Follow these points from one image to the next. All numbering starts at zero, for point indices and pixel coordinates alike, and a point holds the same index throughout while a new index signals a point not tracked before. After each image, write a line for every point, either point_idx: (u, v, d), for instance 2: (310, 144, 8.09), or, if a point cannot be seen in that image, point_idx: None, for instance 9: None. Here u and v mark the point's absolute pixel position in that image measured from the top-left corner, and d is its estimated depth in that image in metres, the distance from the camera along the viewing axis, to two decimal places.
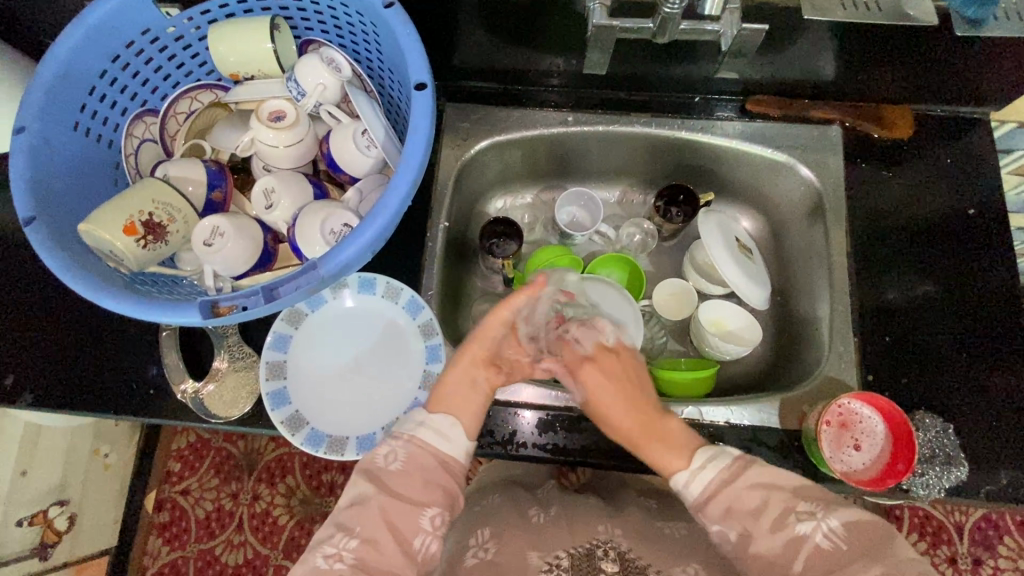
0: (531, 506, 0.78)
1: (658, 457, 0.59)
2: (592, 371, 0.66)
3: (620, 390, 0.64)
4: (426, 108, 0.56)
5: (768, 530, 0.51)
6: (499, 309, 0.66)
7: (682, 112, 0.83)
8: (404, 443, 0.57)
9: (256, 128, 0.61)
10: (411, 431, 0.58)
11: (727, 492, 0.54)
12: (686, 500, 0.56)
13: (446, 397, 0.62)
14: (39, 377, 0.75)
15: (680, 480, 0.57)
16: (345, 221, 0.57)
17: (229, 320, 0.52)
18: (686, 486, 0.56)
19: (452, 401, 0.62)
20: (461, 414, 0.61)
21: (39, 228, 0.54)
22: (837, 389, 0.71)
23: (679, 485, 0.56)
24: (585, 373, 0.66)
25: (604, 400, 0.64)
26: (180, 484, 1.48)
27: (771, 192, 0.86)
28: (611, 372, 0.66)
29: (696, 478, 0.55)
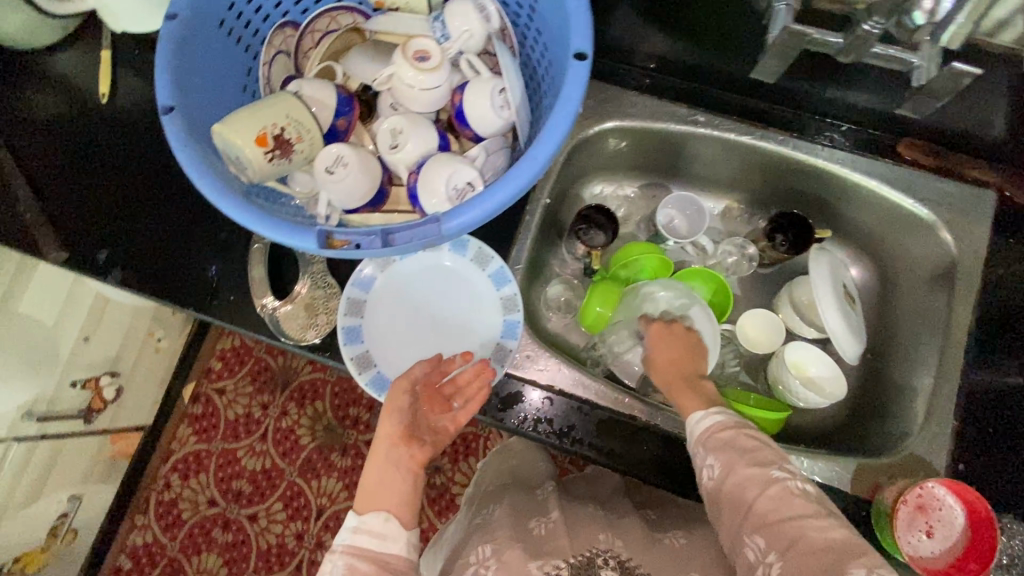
0: (532, 518, 0.77)
1: (685, 403, 0.66)
2: (666, 333, 0.74)
3: (678, 355, 0.72)
4: (579, 84, 0.52)
5: (748, 464, 0.55)
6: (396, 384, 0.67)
7: (824, 138, 0.76)
8: (339, 558, 0.56)
9: (398, 64, 0.59)
10: (346, 540, 0.57)
11: (728, 430, 0.59)
12: (692, 435, 0.61)
13: (365, 491, 0.62)
14: (133, 259, 0.78)
15: (691, 423, 0.62)
16: (468, 179, 0.55)
17: (340, 254, 0.52)
18: (698, 420, 0.62)
19: (371, 496, 0.61)
20: (387, 501, 0.61)
21: (176, 119, 0.54)
22: (919, 468, 0.67)
23: (691, 422, 0.62)
24: (658, 330, 0.74)
25: (657, 351, 0.73)
26: (219, 383, 1.55)
27: (894, 244, 0.80)
28: (682, 339, 0.73)
29: (703, 422, 0.61)
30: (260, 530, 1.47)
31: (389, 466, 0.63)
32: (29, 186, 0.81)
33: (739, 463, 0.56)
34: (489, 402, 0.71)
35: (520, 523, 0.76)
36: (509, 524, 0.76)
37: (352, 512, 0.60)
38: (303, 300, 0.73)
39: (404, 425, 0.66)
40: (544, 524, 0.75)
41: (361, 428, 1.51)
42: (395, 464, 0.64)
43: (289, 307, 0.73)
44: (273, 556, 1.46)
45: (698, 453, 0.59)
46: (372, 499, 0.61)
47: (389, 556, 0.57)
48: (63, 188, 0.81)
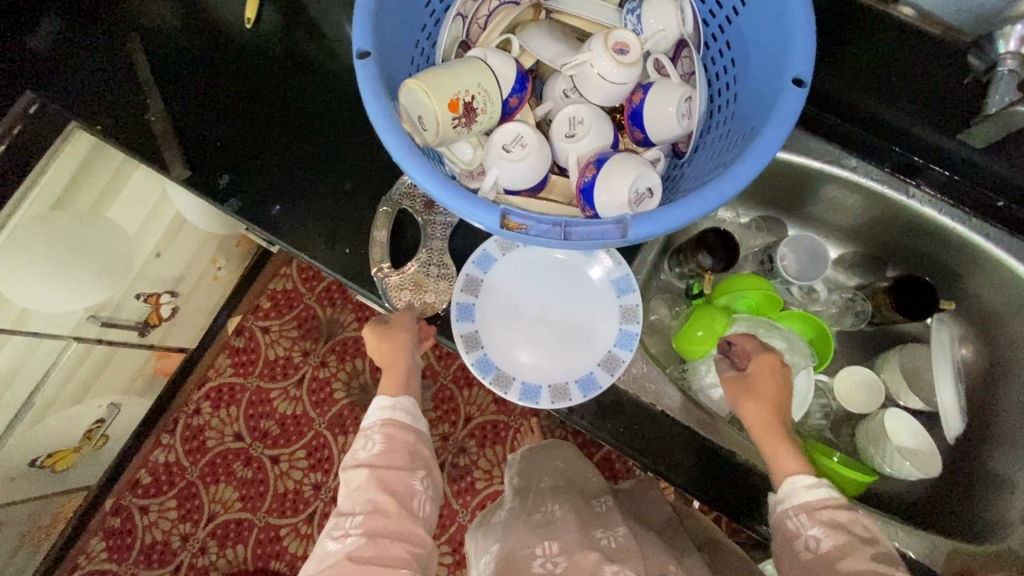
0: (599, 528, 0.84)
1: (779, 459, 0.62)
2: (767, 370, 0.67)
3: (768, 400, 0.66)
4: (793, 110, 0.50)
5: (863, 557, 0.54)
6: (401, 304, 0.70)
7: (974, 210, 0.74)
8: (378, 435, 0.64)
9: (595, 51, 0.56)
10: (390, 417, 0.65)
11: (840, 509, 0.57)
12: (790, 499, 0.59)
13: (391, 377, 0.67)
14: (251, 191, 0.77)
15: (791, 486, 0.60)
16: (649, 184, 0.53)
17: (513, 237, 0.50)
18: (798, 487, 0.59)
19: (393, 382, 0.67)
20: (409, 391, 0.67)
21: (370, 65, 0.52)
22: (1012, 564, 0.65)
23: (794, 488, 0.59)
24: (762, 362, 0.68)
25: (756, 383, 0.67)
26: (265, 321, 1.55)
27: (1017, 334, 0.76)
28: (777, 377, 0.67)
29: (812, 492, 0.59)
30: (280, 473, 1.48)
31: (406, 362, 0.68)
32: (161, 98, 0.80)
33: (856, 554, 0.54)
34: (590, 407, 0.70)
35: (587, 530, 0.83)
36: (577, 528, 0.84)
37: (383, 393, 0.67)
38: (416, 275, 0.72)
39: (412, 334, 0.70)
40: (612, 537, 0.82)
41: None
42: (410, 357, 0.69)
43: (400, 278, 0.72)
44: (288, 500, 1.47)
45: (798, 520, 0.58)
46: (397, 387, 0.67)
47: (421, 428, 0.66)
48: (195, 106, 0.80)
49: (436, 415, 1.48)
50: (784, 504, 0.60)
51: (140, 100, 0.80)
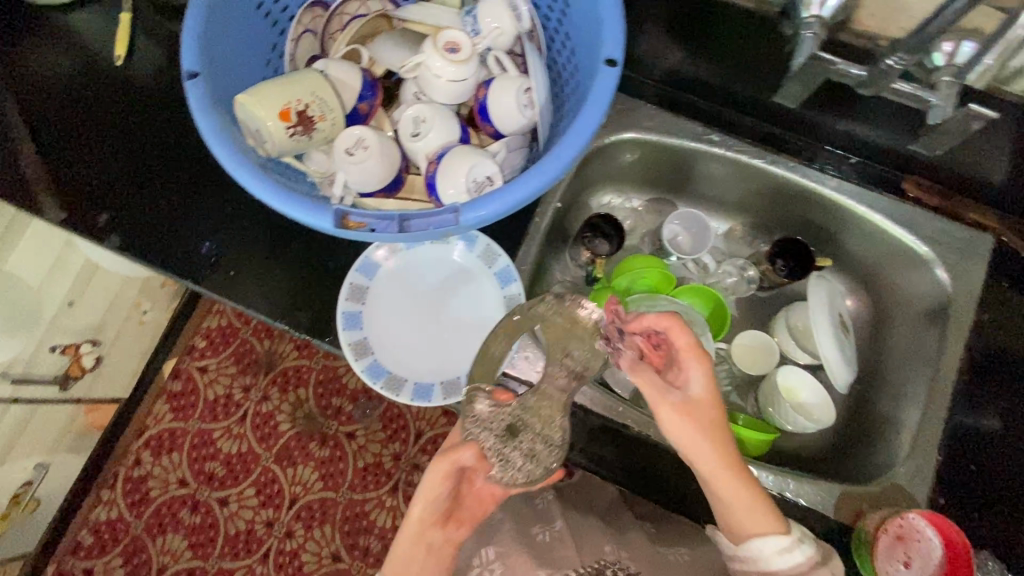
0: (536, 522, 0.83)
1: (748, 513, 0.56)
2: (705, 387, 0.57)
3: (713, 431, 0.56)
4: (608, 90, 0.53)
5: None
6: (435, 462, 0.59)
7: (831, 169, 0.78)
8: None
9: (427, 53, 0.59)
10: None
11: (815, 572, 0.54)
12: (764, 566, 0.55)
13: (395, 554, 0.59)
14: (130, 224, 0.76)
15: (758, 550, 0.55)
16: (488, 173, 0.56)
17: (354, 235, 0.52)
18: (769, 553, 0.54)
19: (397, 560, 0.59)
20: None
21: (200, 84, 0.54)
22: (899, 499, 0.68)
23: (762, 556, 0.55)
24: (695, 378, 0.57)
25: (699, 419, 0.56)
26: (201, 361, 1.50)
27: (892, 282, 0.80)
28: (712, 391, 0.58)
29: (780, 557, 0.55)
30: (230, 514, 1.43)
31: (420, 540, 0.59)
32: (30, 140, 0.78)
33: None
34: None
35: (523, 529, 0.80)
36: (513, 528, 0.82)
37: None
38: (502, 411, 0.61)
39: (444, 509, 0.59)
40: (548, 531, 0.79)
41: (343, 419, 1.46)
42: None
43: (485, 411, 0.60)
44: (240, 542, 1.42)
45: None
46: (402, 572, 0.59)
47: None
48: (69, 144, 0.78)
49: (385, 436, 1.45)
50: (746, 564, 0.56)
51: (8, 144, 0.78)
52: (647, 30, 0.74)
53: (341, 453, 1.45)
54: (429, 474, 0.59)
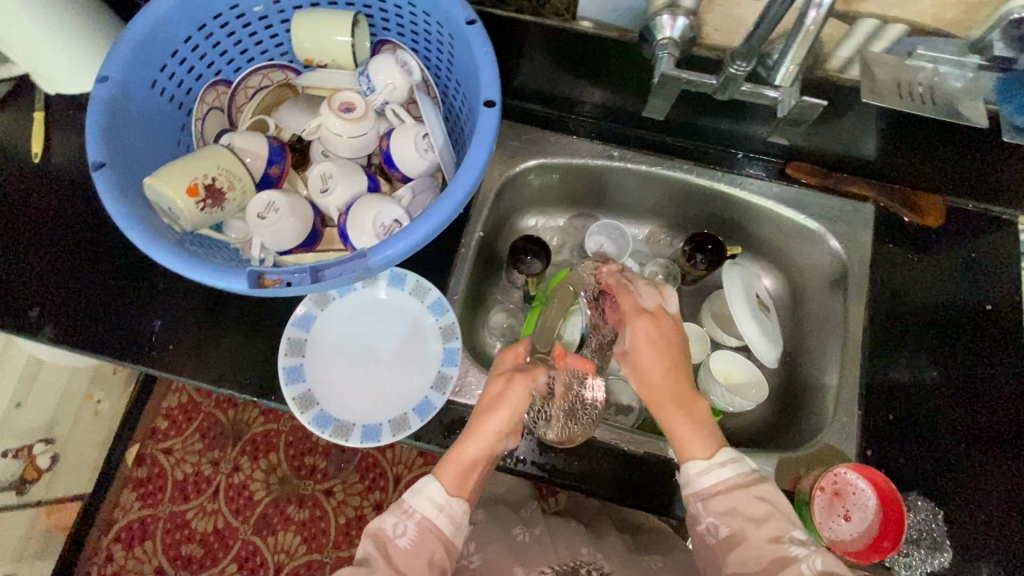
0: (516, 525, 0.84)
1: (681, 436, 0.58)
2: (649, 329, 0.63)
3: (661, 350, 0.62)
4: (490, 128, 0.59)
5: (764, 539, 0.52)
6: (516, 379, 0.63)
7: (723, 165, 0.85)
8: (414, 522, 0.58)
9: (326, 116, 0.66)
10: (425, 511, 0.58)
11: (735, 494, 0.54)
12: (690, 487, 0.57)
13: (456, 466, 0.61)
14: (63, 314, 0.76)
15: (691, 471, 0.57)
16: (394, 217, 0.62)
17: (272, 291, 0.56)
18: (700, 474, 0.56)
19: (457, 471, 0.60)
20: (463, 487, 0.61)
21: (107, 173, 0.58)
22: (834, 457, 0.73)
23: (691, 477, 0.57)
24: (637, 325, 0.63)
25: (646, 347, 0.62)
26: (165, 442, 1.46)
27: (797, 257, 0.88)
28: (662, 335, 0.63)
29: (706, 476, 0.56)
30: None
31: (488, 452, 0.62)
32: None
33: (753, 539, 0.52)
34: (434, 429, 0.71)
35: (505, 528, 0.83)
36: None
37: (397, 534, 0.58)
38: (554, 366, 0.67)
39: (514, 424, 0.63)
40: (527, 530, 0.83)
41: (318, 477, 1.43)
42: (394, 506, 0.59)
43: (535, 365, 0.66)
44: None
45: (697, 508, 0.56)
46: (463, 483, 0.60)
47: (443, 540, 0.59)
48: None
49: (364, 487, 1.43)
50: (687, 489, 0.57)
51: None
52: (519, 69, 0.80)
53: (321, 512, 1.41)
54: (507, 394, 0.62)
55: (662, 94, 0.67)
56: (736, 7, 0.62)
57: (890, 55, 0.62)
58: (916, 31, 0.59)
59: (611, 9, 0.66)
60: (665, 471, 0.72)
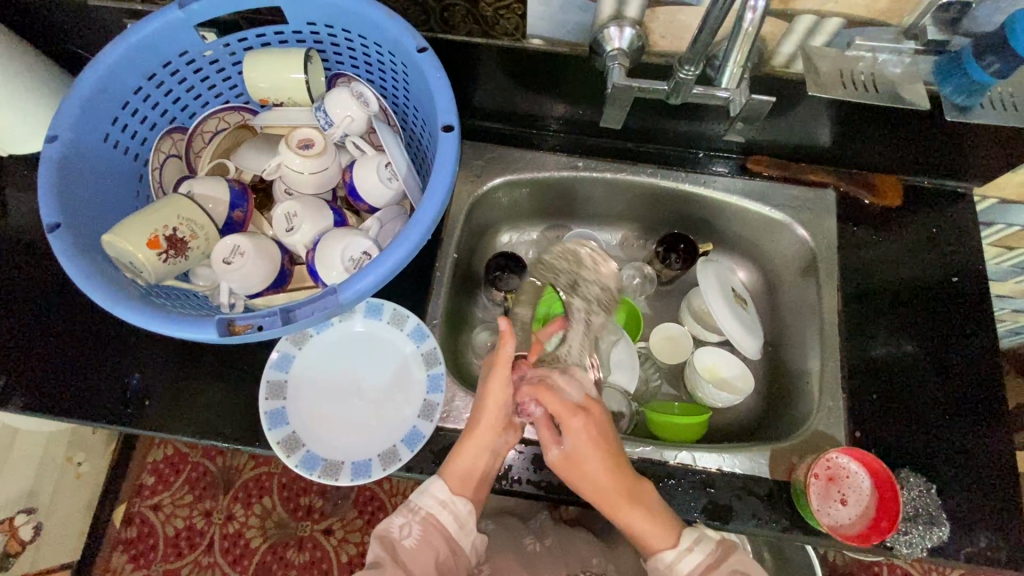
0: (525, 535, 0.83)
1: (643, 528, 0.61)
2: (586, 428, 0.63)
3: (601, 448, 0.63)
4: (451, 152, 0.60)
5: None
6: (500, 369, 0.65)
7: (686, 166, 0.87)
8: (419, 519, 0.61)
9: (285, 154, 0.66)
10: (429, 508, 0.62)
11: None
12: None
13: (456, 468, 0.64)
14: (31, 380, 0.73)
15: (665, 563, 0.60)
16: (363, 248, 0.62)
17: (244, 338, 0.55)
18: (674, 564, 0.60)
19: (459, 474, 0.63)
20: (467, 488, 0.63)
21: (63, 234, 0.57)
22: (825, 443, 0.73)
23: (665, 563, 0.60)
24: (574, 429, 0.63)
25: (586, 449, 0.62)
26: (153, 499, 1.41)
27: (768, 247, 0.89)
28: (598, 430, 0.64)
29: (678, 565, 0.60)
30: None
31: (486, 448, 0.64)
32: None
33: None
34: (425, 458, 0.70)
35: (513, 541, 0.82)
36: None
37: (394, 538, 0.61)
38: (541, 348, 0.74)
39: (508, 411, 0.66)
40: (535, 541, 0.82)
41: (316, 517, 1.40)
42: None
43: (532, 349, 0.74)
44: None
45: None
46: (465, 482, 0.63)
47: None
48: None
49: (364, 521, 1.39)
50: None
51: None
52: (475, 90, 0.80)
53: (322, 552, 1.37)
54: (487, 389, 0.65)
55: (617, 104, 0.67)
56: (681, 14, 0.63)
57: (830, 48, 0.64)
58: (852, 23, 0.61)
59: (561, 26, 0.67)
60: (660, 475, 0.71)
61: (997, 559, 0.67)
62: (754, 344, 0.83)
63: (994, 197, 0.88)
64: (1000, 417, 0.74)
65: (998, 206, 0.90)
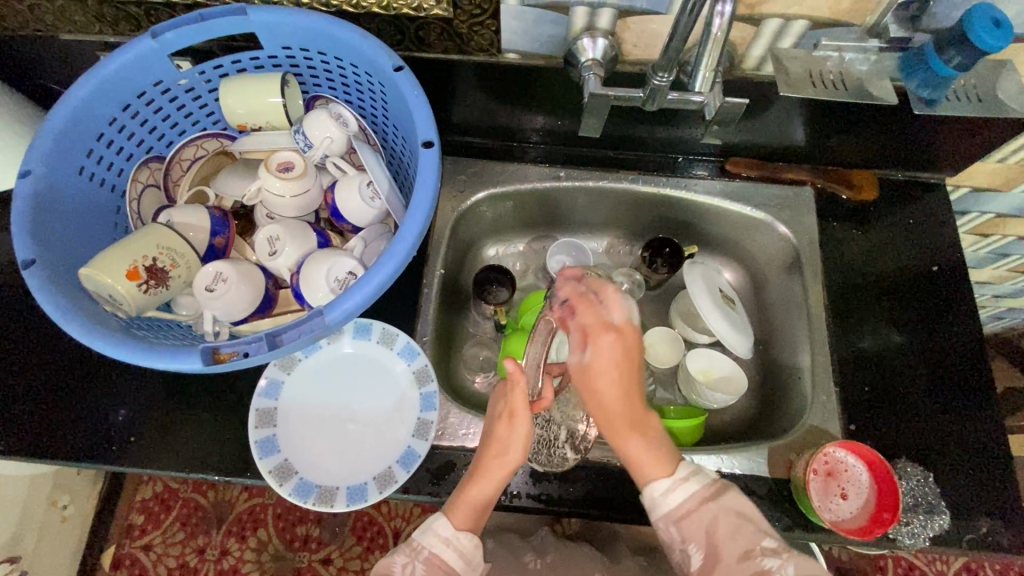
0: (528, 552, 0.81)
1: (640, 460, 0.55)
2: (615, 349, 0.56)
3: (632, 367, 0.57)
4: (432, 167, 0.60)
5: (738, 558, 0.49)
6: (521, 416, 0.60)
7: (666, 171, 0.88)
8: (421, 557, 0.55)
9: (265, 178, 0.65)
10: (433, 546, 0.56)
11: (707, 512, 0.52)
12: (655, 511, 0.54)
13: (467, 507, 0.58)
14: (9, 422, 0.71)
15: (653, 494, 0.54)
16: (348, 268, 0.62)
17: (230, 365, 0.54)
18: (665, 495, 0.53)
19: (468, 508, 0.58)
20: (476, 521, 0.59)
21: (38, 270, 0.55)
22: (821, 438, 0.73)
23: (655, 499, 0.53)
24: (601, 345, 0.57)
25: (610, 367, 0.56)
26: (143, 539, 1.36)
27: (751, 247, 0.90)
28: (628, 355, 0.57)
29: (665, 501, 0.53)
30: None
31: (498, 485, 0.59)
32: None
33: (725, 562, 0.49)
34: (421, 478, 0.69)
35: (517, 559, 0.81)
36: None
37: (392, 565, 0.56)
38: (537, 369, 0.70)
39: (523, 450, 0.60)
40: (539, 558, 0.80)
41: (313, 547, 1.36)
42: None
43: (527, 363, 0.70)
44: None
45: (671, 535, 0.52)
46: (474, 518, 0.58)
47: None
48: None
49: (363, 548, 1.36)
50: (652, 513, 0.54)
51: None
52: (454, 106, 0.81)
53: None
54: (513, 430, 0.60)
55: (594, 113, 0.67)
56: (652, 23, 0.64)
57: (798, 49, 0.65)
58: (817, 24, 0.63)
59: (535, 39, 0.68)
60: None
61: (999, 544, 0.68)
62: (744, 343, 0.83)
63: (967, 186, 0.90)
64: (990, 401, 0.74)
65: (971, 195, 0.93)
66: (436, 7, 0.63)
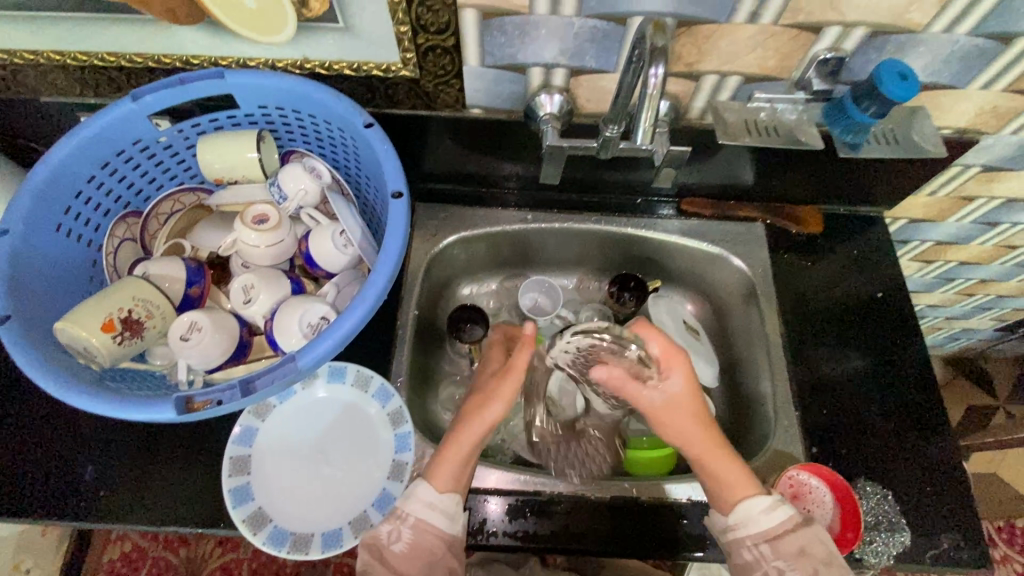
0: None
1: (734, 480, 0.61)
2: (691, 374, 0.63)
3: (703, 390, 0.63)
4: (401, 217, 0.63)
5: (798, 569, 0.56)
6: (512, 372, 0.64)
7: (627, 212, 0.93)
8: (407, 524, 0.59)
9: (240, 229, 0.68)
10: (417, 512, 0.60)
11: (798, 533, 0.57)
12: (750, 527, 0.59)
13: (448, 468, 0.62)
14: None
15: (749, 512, 0.59)
16: (321, 314, 0.64)
17: (203, 414, 0.55)
18: (767, 509, 0.59)
19: (449, 473, 0.62)
20: (459, 485, 0.62)
21: (13, 325, 0.56)
22: (786, 461, 0.76)
23: (753, 513, 0.59)
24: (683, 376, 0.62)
25: (695, 402, 0.62)
26: None
27: (711, 279, 0.95)
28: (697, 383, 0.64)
29: (772, 516, 0.59)
30: None
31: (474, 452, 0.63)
32: None
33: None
34: None
35: None
36: None
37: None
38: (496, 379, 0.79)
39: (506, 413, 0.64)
40: None
41: None
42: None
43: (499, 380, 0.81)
44: None
45: (756, 548, 0.58)
46: (455, 478, 0.62)
47: None
48: None
49: None
50: (740, 531, 0.59)
51: None
52: (424, 157, 0.85)
53: None
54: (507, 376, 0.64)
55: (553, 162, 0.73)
56: (603, 80, 0.70)
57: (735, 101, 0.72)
58: (749, 79, 0.69)
59: (496, 96, 0.73)
60: (634, 511, 0.72)
61: (959, 558, 0.70)
62: (708, 371, 0.87)
63: (904, 218, 0.97)
64: (940, 419, 0.79)
65: (910, 226, 1.00)
66: (404, 69, 0.69)
